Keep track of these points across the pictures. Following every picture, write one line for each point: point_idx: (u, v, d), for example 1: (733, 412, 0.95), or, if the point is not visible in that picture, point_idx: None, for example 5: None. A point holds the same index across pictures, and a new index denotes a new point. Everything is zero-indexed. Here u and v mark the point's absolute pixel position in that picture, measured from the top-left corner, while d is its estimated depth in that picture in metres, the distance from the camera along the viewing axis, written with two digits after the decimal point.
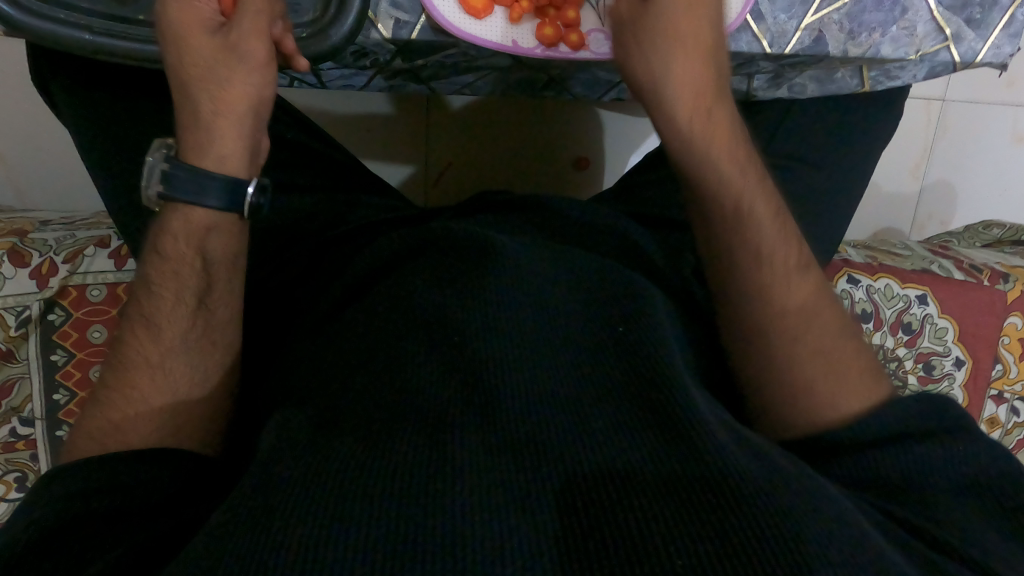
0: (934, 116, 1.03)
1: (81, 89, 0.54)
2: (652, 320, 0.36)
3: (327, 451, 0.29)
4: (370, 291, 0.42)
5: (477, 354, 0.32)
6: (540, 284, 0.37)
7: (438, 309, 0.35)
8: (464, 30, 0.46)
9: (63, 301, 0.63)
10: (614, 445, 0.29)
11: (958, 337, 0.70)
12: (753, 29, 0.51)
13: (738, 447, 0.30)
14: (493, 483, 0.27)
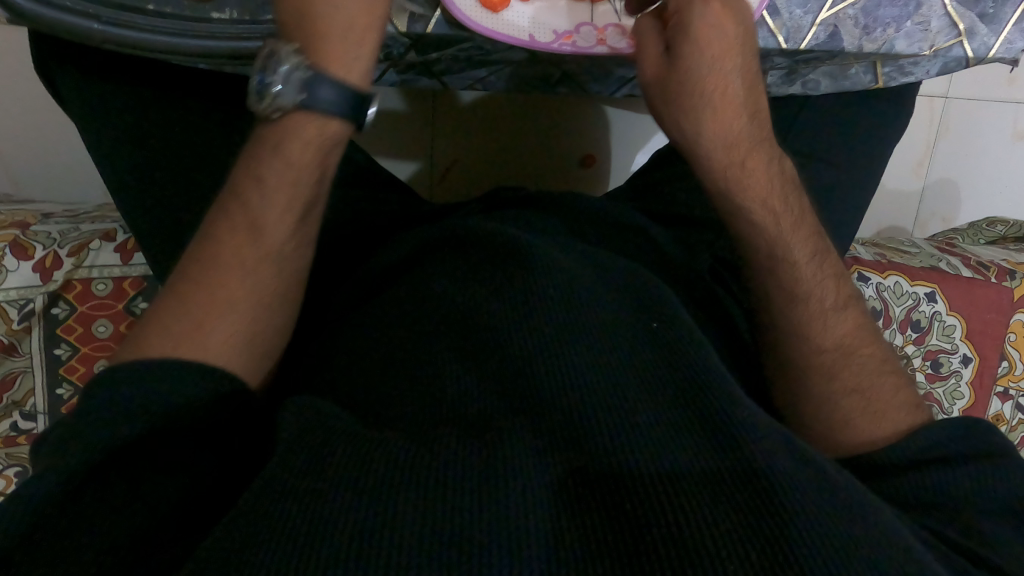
0: (937, 113, 1.03)
1: (87, 78, 0.53)
2: (685, 322, 0.36)
3: (365, 449, 0.29)
4: (399, 290, 0.42)
5: (508, 362, 0.33)
6: (574, 283, 0.37)
7: (470, 319, 0.36)
8: (482, 24, 0.45)
9: (67, 295, 0.62)
10: (651, 443, 0.29)
11: (966, 335, 0.70)
12: (769, 25, 0.50)
13: (772, 445, 0.30)
14: (518, 488, 0.27)
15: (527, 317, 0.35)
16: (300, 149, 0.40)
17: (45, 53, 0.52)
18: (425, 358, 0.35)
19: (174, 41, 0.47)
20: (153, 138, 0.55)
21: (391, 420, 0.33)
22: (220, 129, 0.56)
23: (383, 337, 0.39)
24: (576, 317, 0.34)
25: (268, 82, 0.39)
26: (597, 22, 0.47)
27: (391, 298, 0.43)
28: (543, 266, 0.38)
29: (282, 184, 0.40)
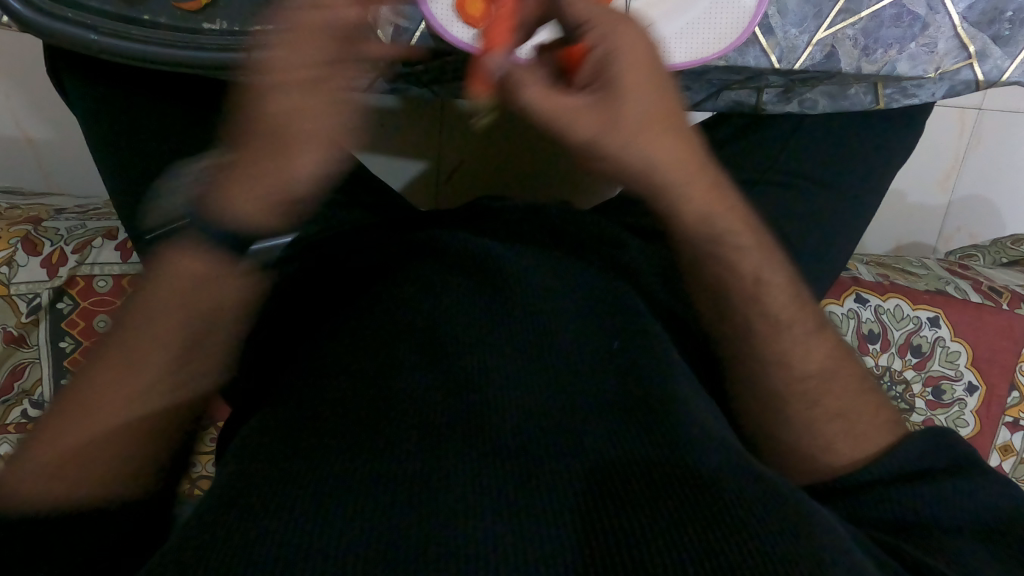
0: (968, 124, 0.99)
1: (92, 84, 0.56)
2: (639, 362, 0.37)
3: (315, 470, 0.29)
4: (368, 305, 0.42)
5: (467, 377, 0.33)
6: (536, 315, 0.38)
7: (435, 334, 0.36)
8: (463, 41, 0.47)
9: (71, 290, 0.64)
10: (609, 470, 0.30)
11: (973, 362, 0.68)
12: (761, 43, 0.50)
13: (731, 472, 0.30)
14: (481, 502, 0.27)
15: (499, 343, 0.36)
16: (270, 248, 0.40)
17: (58, 62, 0.56)
18: (386, 360, 0.35)
19: (166, 52, 0.48)
20: (152, 143, 0.56)
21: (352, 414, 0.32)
22: (218, 132, 0.58)
23: (347, 337, 0.39)
24: (541, 346, 0.36)
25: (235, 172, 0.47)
26: None
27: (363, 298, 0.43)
28: (513, 289, 0.39)
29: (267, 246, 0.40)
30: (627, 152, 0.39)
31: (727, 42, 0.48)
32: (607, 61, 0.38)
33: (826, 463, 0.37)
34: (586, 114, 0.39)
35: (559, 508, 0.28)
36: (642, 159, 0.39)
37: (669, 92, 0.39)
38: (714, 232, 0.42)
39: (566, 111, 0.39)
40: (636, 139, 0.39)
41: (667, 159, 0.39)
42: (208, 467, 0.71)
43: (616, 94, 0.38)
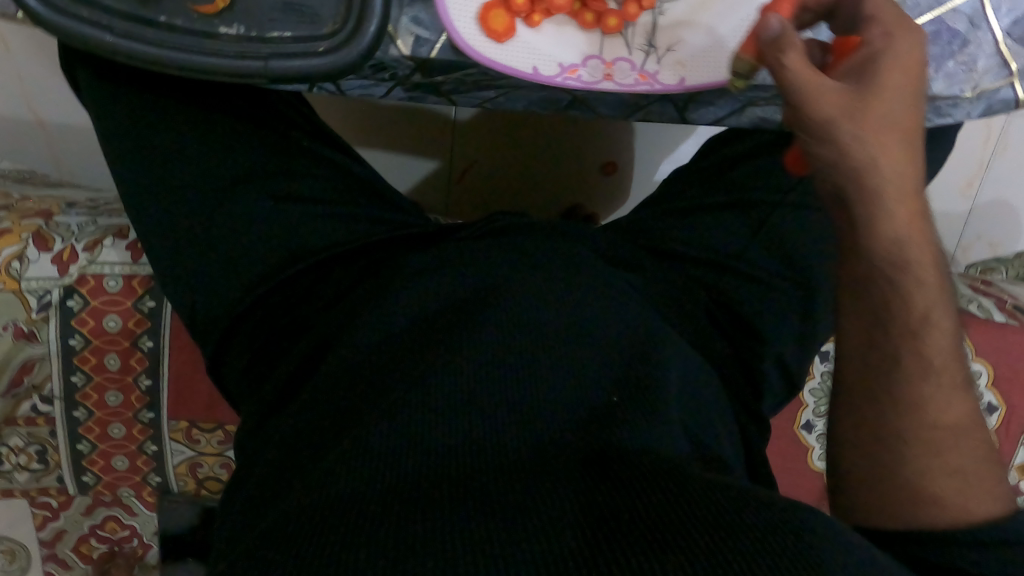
0: (995, 130, 0.97)
1: (106, 82, 0.55)
2: (657, 420, 0.36)
3: (330, 541, 0.29)
4: (385, 347, 0.41)
5: (484, 444, 0.33)
6: (552, 376, 0.37)
7: (463, 375, 0.37)
8: (486, 54, 0.45)
9: (81, 289, 0.64)
10: (634, 534, 0.29)
11: (993, 382, 0.67)
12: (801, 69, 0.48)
13: (761, 505, 0.30)
14: (505, 535, 0.28)
15: (525, 379, 0.37)
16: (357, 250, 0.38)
17: (73, 57, 0.55)
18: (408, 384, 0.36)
19: (178, 57, 0.46)
20: (165, 145, 0.55)
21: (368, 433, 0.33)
22: (230, 136, 0.57)
23: (374, 361, 0.40)
24: (566, 387, 0.37)
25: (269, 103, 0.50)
26: (605, 55, 0.47)
27: (377, 314, 0.44)
28: (539, 327, 0.40)
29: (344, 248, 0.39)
30: (860, 144, 0.35)
31: None
32: (872, 55, 0.37)
33: (925, 514, 0.34)
34: (836, 96, 0.36)
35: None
36: (871, 158, 0.35)
37: (915, 103, 0.37)
38: (886, 250, 0.36)
39: (818, 90, 0.35)
40: (877, 134, 0.35)
41: (900, 166, 0.36)
42: (216, 466, 0.71)
43: (874, 87, 0.36)
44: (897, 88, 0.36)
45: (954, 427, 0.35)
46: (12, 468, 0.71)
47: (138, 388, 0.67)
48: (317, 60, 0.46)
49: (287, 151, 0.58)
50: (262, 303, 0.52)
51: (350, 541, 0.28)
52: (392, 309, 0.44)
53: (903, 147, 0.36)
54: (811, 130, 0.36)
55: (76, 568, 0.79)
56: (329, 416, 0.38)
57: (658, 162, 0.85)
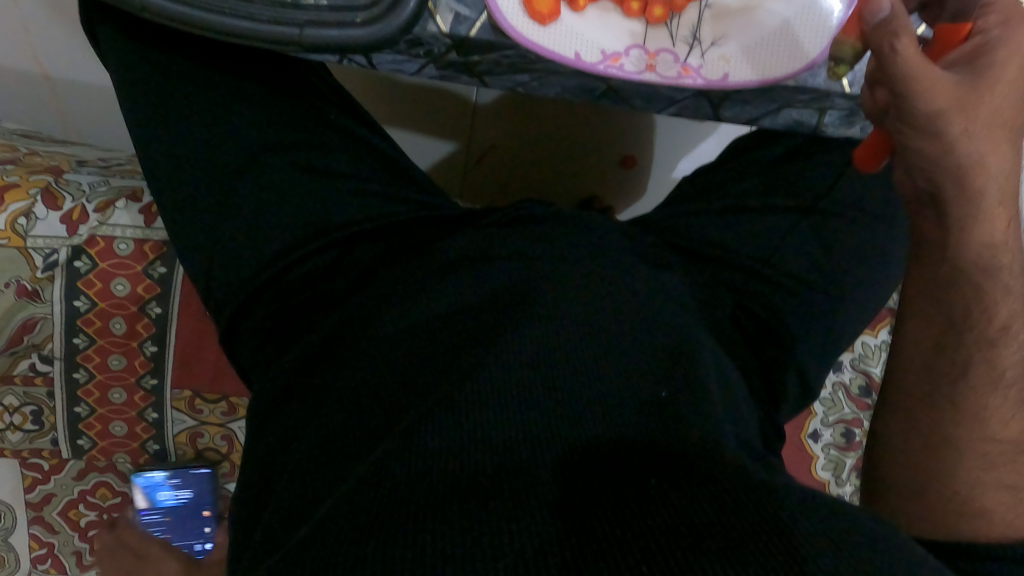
0: None
1: (130, 38, 0.53)
2: (693, 423, 0.36)
3: (383, 535, 0.29)
4: (416, 336, 0.41)
5: (524, 433, 0.33)
6: (588, 375, 0.37)
7: (501, 367, 0.36)
8: (526, 35, 0.45)
9: (90, 250, 0.62)
10: (684, 511, 0.28)
11: None
12: (841, 84, 0.46)
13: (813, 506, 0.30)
14: (548, 525, 0.28)
15: (564, 373, 0.37)
16: None
17: (95, 12, 0.53)
18: (441, 384, 0.36)
19: (211, 18, 0.45)
20: (191, 109, 0.54)
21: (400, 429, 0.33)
22: (255, 105, 0.55)
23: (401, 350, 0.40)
24: (601, 383, 0.37)
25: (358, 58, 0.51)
26: (648, 46, 0.46)
27: (405, 307, 0.44)
28: (572, 325, 0.40)
29: None
30: (968, 136, 0.38)
31: (802, 62, 0.45)
32: (989, 46, 0.38)
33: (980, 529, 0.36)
34: (945, 87, 0.37)
35: (640, 552, 0.27)
36: (972, 152, 0.38)
37: (1018, 100, 0.38)
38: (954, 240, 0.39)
39: (933, 81, 0.37)
40: (978, 127, 0.38)
41: (994, 162, 0.39)
42: (217, 437, 0.71)
43: (988, 83, 0.37)
44: (997, 89, 0.37)
45: (1016, 441, 0.38)
46: (4, 427, 0.69)
47: (143, 354, 0.66)
48: (357, 31, 0.44)
49: (314, 124, 0.57)
50: (287, 282, 0.52)
51: (389, 541, 0.29)
52: (424, 301, 0.44)
53: (1000, 140, 0.38)
54: (914, 119, 0.38)
55: (63, 532, 0.78)
56: (359, 410, 0.38)
57: (677, 159, 0.84)
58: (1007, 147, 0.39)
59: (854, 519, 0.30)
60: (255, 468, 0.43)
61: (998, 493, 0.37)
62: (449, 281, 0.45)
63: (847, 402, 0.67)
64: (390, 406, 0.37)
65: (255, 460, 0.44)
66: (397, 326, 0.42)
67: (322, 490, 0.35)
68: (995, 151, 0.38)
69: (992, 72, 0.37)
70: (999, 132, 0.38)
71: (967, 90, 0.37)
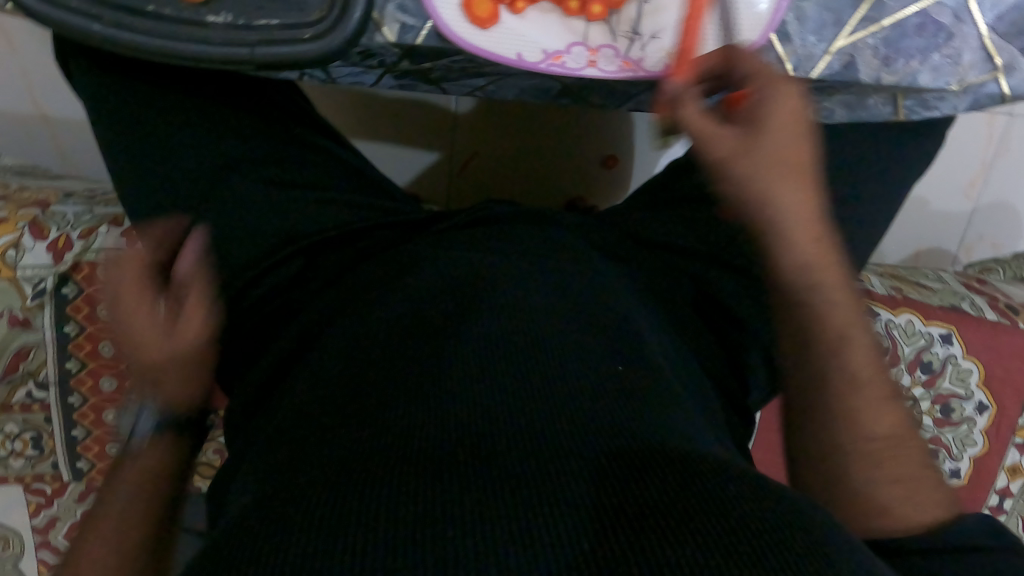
0: (997, 131, 0.92)
1: (101, 69, 0.55)
2: (650, 397, 0.37)
3: (359, 494, 0.30)
4: (381, 323, 0.42)
5: (491, 409, 0.34)
6: (549, 352, 0.38)
7: (466, 351, 0.37)
8: (466, 39, 0.46)
9: (75, 276, 0.64)
10: (645, 491, 0.30)
11: (984, 381, 0.67)
12: (778, 50, 0.47)
13: (747, 497, 0.30)
14: (518, 498, 0.29)
15: (528, 354, 0.38)
16: None
17: (66, 48, 0.55)
18: (403, 377, 0.37)
19: (165, 45, 0.46)
20: (160, 133, 0.56)
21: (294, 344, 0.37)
22: (222, 124, 0.57)
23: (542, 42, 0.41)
24: (556, 370, 0.37)
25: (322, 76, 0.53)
26: (590, 42, 0.47)
27: (377, 302, 0.45)
28: (528, 311, 0.41)
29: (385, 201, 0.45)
30: (749, 176, 0.43)
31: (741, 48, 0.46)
32: (762, 101, 0.43)
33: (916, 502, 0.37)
34: (723, 142, 0.44)
35: (602, 528, 0.28)
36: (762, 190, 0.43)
37: (801, 143, 0.44)
38: (806, 247, 0.42)
39: (714, 135, 0.44)
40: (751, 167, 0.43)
41: (796, 197, 0.43)
42: (210, 451, 0.73)
43: (756, 130, 0.43)
44: (780, 137, 0.43)
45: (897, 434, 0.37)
46: (7, 454, 0.71)
47: (133, 374, 0.68)
48: (305, 47, 0.46)
49: (279, 140, 0.58)
50: (258, 292, 0.53)
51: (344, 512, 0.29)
52: (395, 295, 0.45)
53: (783, 175, 0.43)
54: (712, 171, 0.45)
55: None
56: (329, 395, 0.39)
57: (656, 156, 0.85)
58: (807, 186, 0.44)
59: (800, 501, 0.31)
60: (225, 473, 0.44)
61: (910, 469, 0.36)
62: (414, 280, 0.46)
63: None
64: (359, 388, 0.38)
65: (226, 466, 0.45)
66: (369, 319, 0.44)
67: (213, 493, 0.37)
68: (795, 189, 0.43)
69: (763, 126, 0.43)
70: (795, 173, 0.43)
71: (750, 138, 0.43)
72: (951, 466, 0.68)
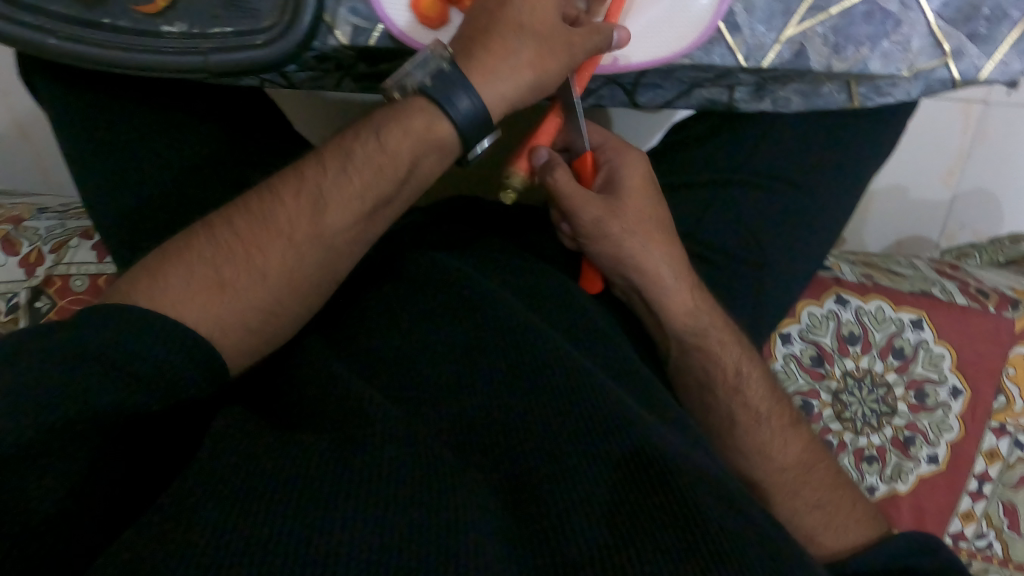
0: (974, 118, 0.93)
1: (64, 83, 0.56)
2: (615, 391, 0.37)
3: (300, 463, 0.30)
4: (356, 322, 0.43)
5: (452, 402, 0.35)
6: (516, 340, 0.38)
7: (433, 350, 0.38)
8: (415, 39, 0.46)
9: (48, 290, 0.64)
10: (588, 477, 0.31)
11: (957, 365, 0.67)
12: (727, 41, 0.47)
13: (715, 500, 0.30)
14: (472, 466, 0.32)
15: (497, 349, 0.38)
16: (399, 135, 0.42)
17: (29, 64, 0.56)
18: (393, 385, 0.37)
19: (119, 56, 0.47)
20: (125, 144, 0.56)
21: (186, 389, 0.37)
22: (186, 133, 0.57)
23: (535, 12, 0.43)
24: (550, 373, 0.36)
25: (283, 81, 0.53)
26: None
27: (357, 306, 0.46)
28: (489, 304, 0.41)
29: (366, 165, 0.42)
30: (625, 233, 0.49)
31: (687, 41, 0.47)
32: (613, 169, 0.50)
33: None
34: (594, 203, 0.48)
35: (539, 520, 0.29)
36: (634, 245, 0.49)
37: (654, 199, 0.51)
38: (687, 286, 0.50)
39: (584, 197, 0.48)
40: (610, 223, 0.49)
41: (661, 247, 0.50)
42: None
43: (618, 193, 0.49)
44: (634, 195, 0.50)
45: None
46: None
47: None
48: (256, 52, 0.46)
49: (241, 150, 0.59)
50: None
51: (314, 495, 0.28)
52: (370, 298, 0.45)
53: (645, 229, 0.49)
54: (589, 232, 0.49)
55: None
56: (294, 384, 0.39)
57: None
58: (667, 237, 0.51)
59: (735, 502, 0.32)
60: None
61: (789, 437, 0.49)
62: (401, 283, 0.44)
63: (801, 374, 0.67)
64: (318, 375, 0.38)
65: None
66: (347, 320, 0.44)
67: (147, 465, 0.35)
68: (656, 241, 0.50)
69: (618, 187, 0.49)
70: (653, 226, 0.50)
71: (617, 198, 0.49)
72: (929, 453, 0.67)
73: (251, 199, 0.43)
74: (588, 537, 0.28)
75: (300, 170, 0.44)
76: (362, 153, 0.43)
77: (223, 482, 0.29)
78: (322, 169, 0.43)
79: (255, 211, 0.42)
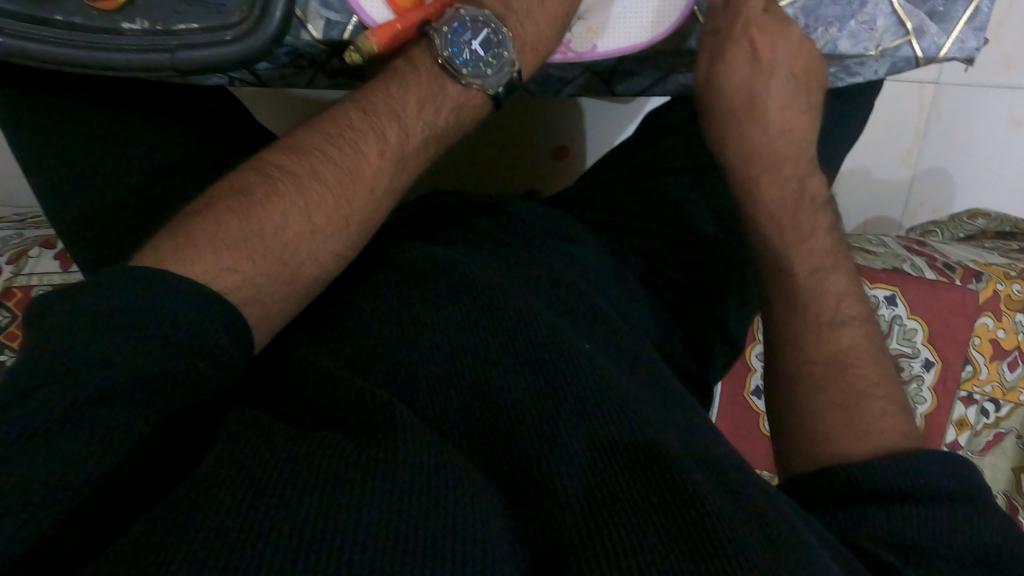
0: (927, 99, 0.95)
1: (15, 83, 0.52)
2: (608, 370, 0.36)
3: (303, 461, 0.29)
4: (340, 317, 0.42)
5: (451, 395, 0.34)
6: (510, 327, 0.37)
7: (423, 349, 0.37)
8: None
9: (8, 303, 0.61)
10: (596, 472, 0.30)
11: (928, 339, 0.69)
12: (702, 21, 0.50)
13: (716, 486, 0.30)
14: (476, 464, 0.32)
15: (497, 336, 0.37)
16: (466, 109, 0.43)
17: None
18: (388, 374, 0.36)
19: (74, 56, 0.45)
20: (87, 144, 0.53)
21: (228, 369, 0.32)
22: (153, 134, 0.55)
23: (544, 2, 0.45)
24: (550, 358, 0.35)
25: (251, 79, 0.51)
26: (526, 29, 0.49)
27: (338, 300, 0.44)
28: (475, 295, 0.40)
29: (422, 132, 0.41)
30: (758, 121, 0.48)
31: (663, 29, 0.48)
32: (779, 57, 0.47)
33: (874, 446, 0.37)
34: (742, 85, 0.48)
35: (550, 519, 0.29)
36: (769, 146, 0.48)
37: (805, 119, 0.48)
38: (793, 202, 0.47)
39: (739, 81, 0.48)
40: (773, 144, 0.47)
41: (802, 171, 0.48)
42: None
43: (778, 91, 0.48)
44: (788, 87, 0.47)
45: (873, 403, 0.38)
46: None
47: None
48: (225, 48, 0.45)
49: (207, 147, 0.57)
50: None
51: (333, 489, 0.27)
52: (359, 290, 0.44)
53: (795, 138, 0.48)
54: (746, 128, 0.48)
55: None
56: (284, 388, 0.37)
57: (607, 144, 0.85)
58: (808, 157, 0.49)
59: (739, 481, 0.31)
60: None
61: (853, 308, 0.44)
62: (388, 276, 0.43)
63: None
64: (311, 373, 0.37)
65: None
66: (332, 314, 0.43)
67: (178, 442, 0.32)
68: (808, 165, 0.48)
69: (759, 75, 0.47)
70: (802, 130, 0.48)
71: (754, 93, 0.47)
72: None
73: (325, 170, 0.38)
74: (602, 533, 0.28)
75: (378, 136, 0.39)
76: (442, 125, 0.42)
77: (243, 473, 0.28)
78: (370, 119, 0.40)
79: (308, 153, 0.38)
